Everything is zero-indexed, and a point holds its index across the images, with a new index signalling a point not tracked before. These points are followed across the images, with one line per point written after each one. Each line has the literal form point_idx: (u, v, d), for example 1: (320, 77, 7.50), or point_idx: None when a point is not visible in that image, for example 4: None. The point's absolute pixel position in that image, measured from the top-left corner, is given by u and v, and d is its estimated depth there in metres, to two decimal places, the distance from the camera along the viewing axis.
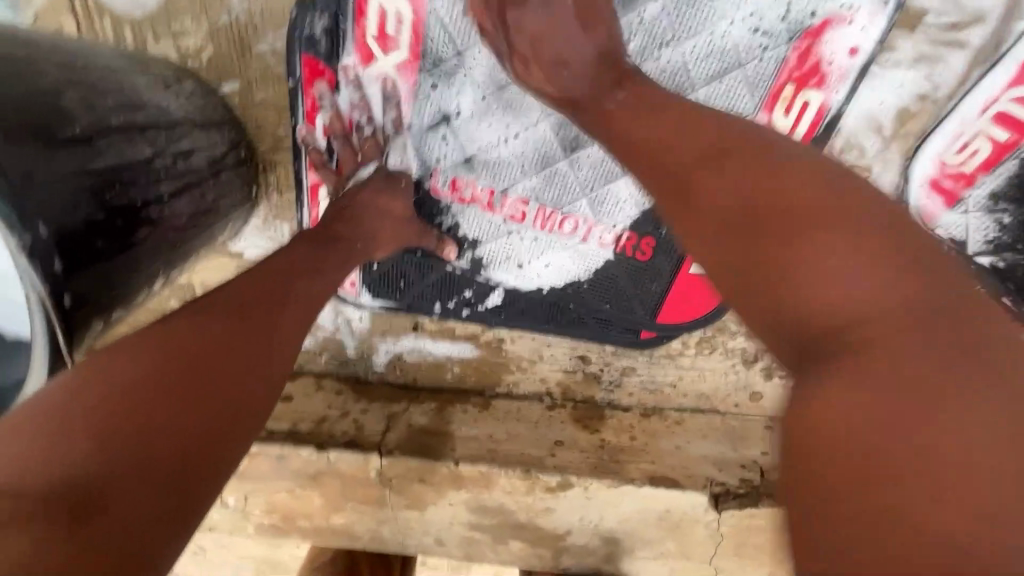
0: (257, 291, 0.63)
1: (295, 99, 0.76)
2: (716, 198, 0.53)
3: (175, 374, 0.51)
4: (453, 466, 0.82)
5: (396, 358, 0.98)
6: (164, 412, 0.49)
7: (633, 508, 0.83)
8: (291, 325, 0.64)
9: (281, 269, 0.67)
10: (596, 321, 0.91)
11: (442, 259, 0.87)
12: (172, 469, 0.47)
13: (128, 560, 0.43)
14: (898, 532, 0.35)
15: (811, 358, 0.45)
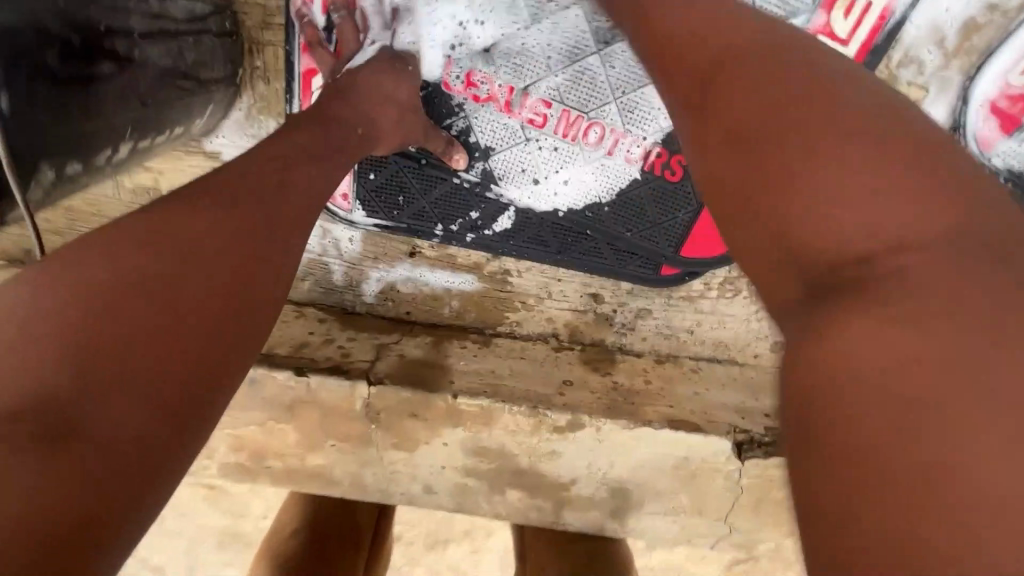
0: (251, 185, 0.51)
1: None
2: (722, 104, 0.42)
3: (151, 287, 0.40)
4: (451, 399, 0.73)
5: (388, 288, 0.88)
6: (136, 335, 0.38)
7: (648, 455, 0.75)
8: (297, 223, 0.53)
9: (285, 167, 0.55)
10: (613, 252, 0.83)
11: (449, 169, 0.79)
12: (151, 406, 0.37)
13: (84, 524, 0.33)
14: (897, 509, 0.27)
15: (819, 303, 0.35)
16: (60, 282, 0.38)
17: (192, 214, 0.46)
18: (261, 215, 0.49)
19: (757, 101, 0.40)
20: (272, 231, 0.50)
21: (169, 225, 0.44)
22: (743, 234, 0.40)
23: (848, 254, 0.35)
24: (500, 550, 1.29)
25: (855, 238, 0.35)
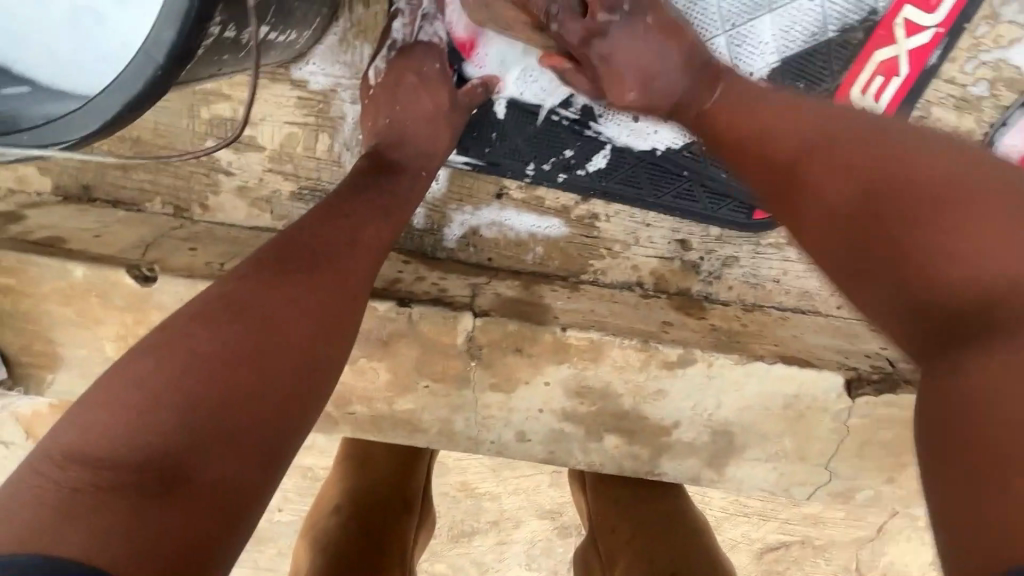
0: (311, 239, 0.55)
1: None
2: (816, 185, 0.50)
3: (237, 351, 0.44)
4: (560, 332, 0.70)
5: (471, 232, 0.85)
6: (240, 379, 0.43)
7: (759, 392, 0.73)
8: (374, 230, 0.59)
9: (340, 212, 0.59)
10: (708, 194, 0.82)
11: (547, 104, 0.77)
12: (250, 444, 0.42)
13: (189, 552, 0.37)
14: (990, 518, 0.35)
15: (943, 346, 0.42)
16: (166, 361, 0.43)
17: (259, 290, 0.49)
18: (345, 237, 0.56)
19: (875, 168, 0.48)
20: (335, 284, 0.53)
21: (241, 302, 0.48)
22: (872, 308, 0.46)
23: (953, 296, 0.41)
24: (524, 543, 1.23)
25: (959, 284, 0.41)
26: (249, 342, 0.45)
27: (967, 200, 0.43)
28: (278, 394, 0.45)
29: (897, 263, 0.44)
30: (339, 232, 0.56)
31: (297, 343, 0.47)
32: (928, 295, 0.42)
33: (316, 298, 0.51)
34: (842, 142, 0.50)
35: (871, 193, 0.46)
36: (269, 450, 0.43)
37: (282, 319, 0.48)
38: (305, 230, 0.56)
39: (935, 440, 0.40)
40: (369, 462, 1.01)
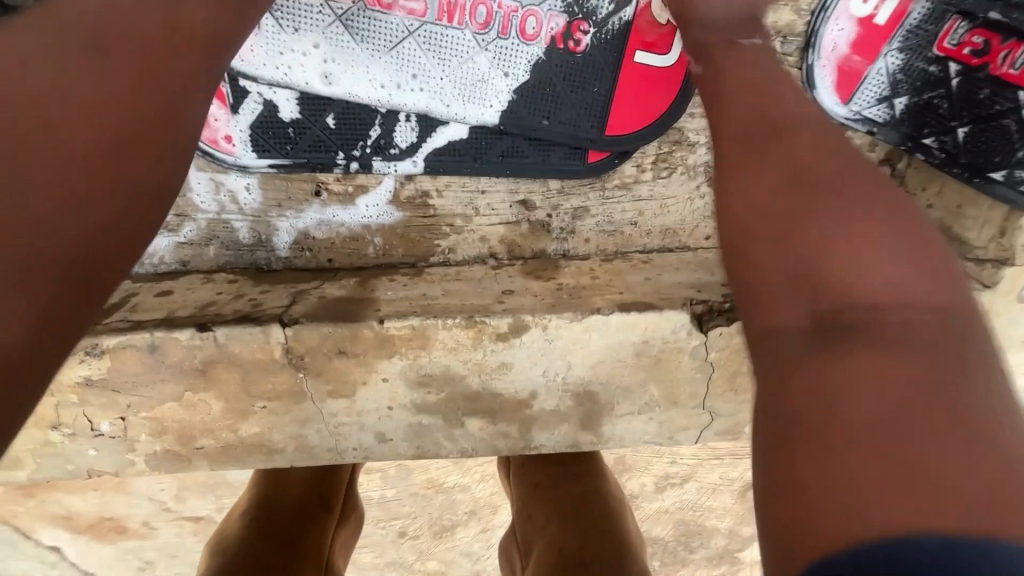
0: (129, 41, 0.42)
1: None
2: (775, 190, 0.41)
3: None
4: (378, 325, 0.66)
5: (302, 236, 0.80)
6: (5, 230, 0.33)
7: (606, 345, 0.69)
8: (95, 72, 0.39)
9: (153, 9, 0.44)
10: (533, 148, 0.77)
11: (333, 88, 0.71)
12: (47, 299, 0.34)
13: None
14: (798, 460, 0.31)
15: (834, 344, 0.34)
16: None
17: (34, 81, 0.37)
18: (67, 88, 0.38)
19: (810, 150, 0.43)
20: (142, 92, 0.41)
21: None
22: (788, 312, 0.37)
23: (866, 291, 0.35)
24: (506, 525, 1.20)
25: (878, 282, 0.35)
26: (13, 195, 0.34)
27: (859, 187, 0.40)
28: (66, 243, 0.35)
29: (800, 235, 0.38)
30: (129, 36, 0.42)
31: (95, 171, 0.37)
32: (825, 285, 0.36)
33: (117, 111, 0.39)
34: (763, 137, 0.46)
35: (801, 180, 0.41)
36: (56, 317, 0.34)
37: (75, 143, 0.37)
38: (83, 36, 0.40)
39: (783, 445, 0.33)
40: (285, 480, 0.95)
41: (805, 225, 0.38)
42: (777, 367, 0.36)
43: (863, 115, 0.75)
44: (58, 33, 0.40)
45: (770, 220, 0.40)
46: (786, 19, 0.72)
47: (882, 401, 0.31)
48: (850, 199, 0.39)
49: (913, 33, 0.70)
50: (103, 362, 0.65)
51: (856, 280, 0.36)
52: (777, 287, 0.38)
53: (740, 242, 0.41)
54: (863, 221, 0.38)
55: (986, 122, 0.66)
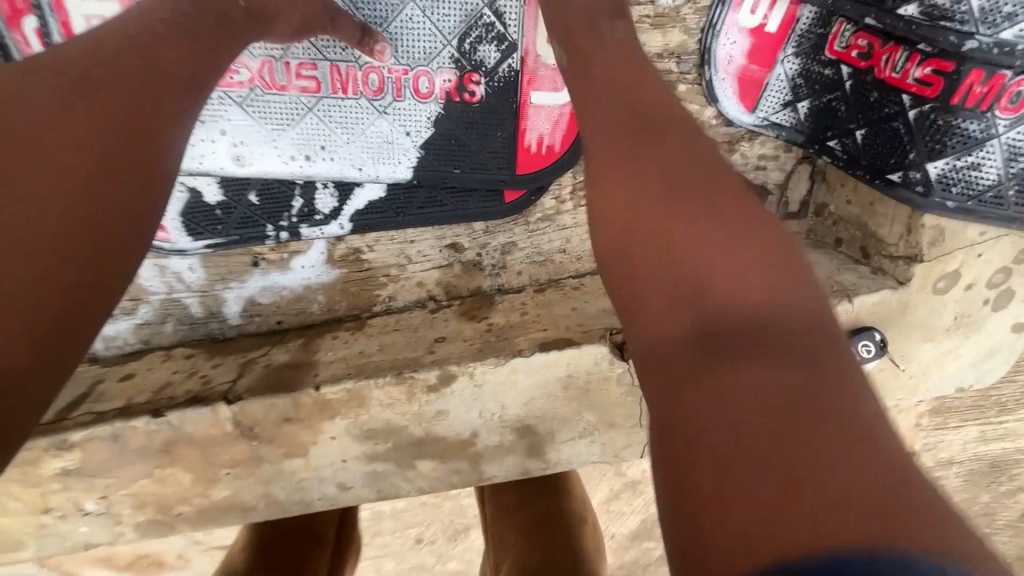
0: (93, 81, 0.42)
1: None
2: (651, 257, 0.40)
3: (7, 215, 0.35)
4: (315, 392, 0.71)
5: (249, 304, 0.84)
6: (25, 247, 0.35)
7: (534, 383, 0.72)
8: (111, 116, 0.42)
9: (145, 39, 0.46)
10: (450, 196, 0.79)
11: (250, 169, 0.75)
12: (32, 327, 0.35)
13: None
14: (778, 486, 0.27)
15: (716, 361, 0.33)
16: None
17: (32, 104, 0.39)
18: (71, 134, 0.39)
19: (635, 104, 0.48)
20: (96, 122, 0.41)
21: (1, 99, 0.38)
22: (672, 328, 0.36)
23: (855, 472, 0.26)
24: None
25: (755, 286, 0.36)
26: (1, 227, 0.35)
27: (671, 194, 0.41)
28: (61, 266, 0.36)
29: (686, 278, 0.37)
30: (122, 64, 0.44)
31: (82, 199, 0.38)
32: (717, 303, 0.35)
33: (97, 132, 0.40)
34: (636, 124, 0.46)
35: (659, 186, 0.41)
36: (50, 347, 0.35)
37: (65, 182, 0.38)
38: (75, 67, 0.42)
39: (668, 411, 0.33)
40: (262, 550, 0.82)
41: (673, 249, 0.38)
42: (698, 359, 0.34)
43: (771, 120, 0.75)
44: (17, 83, 0.40)
45: (640, 237, 0.41)
46: (676, 39, 0.73)
47: (771, 378, 0.31)
48: (705, 222, 0.39)
49: (806, 38, 0.69)
50: (74, 453, 0.71)
51: (712, 292, 0.36)
52: (656, 278, 0.38)
53: (638, 299, 0.39)
54: (735, 250, 0.37)
55: (881, 122, 0.66)
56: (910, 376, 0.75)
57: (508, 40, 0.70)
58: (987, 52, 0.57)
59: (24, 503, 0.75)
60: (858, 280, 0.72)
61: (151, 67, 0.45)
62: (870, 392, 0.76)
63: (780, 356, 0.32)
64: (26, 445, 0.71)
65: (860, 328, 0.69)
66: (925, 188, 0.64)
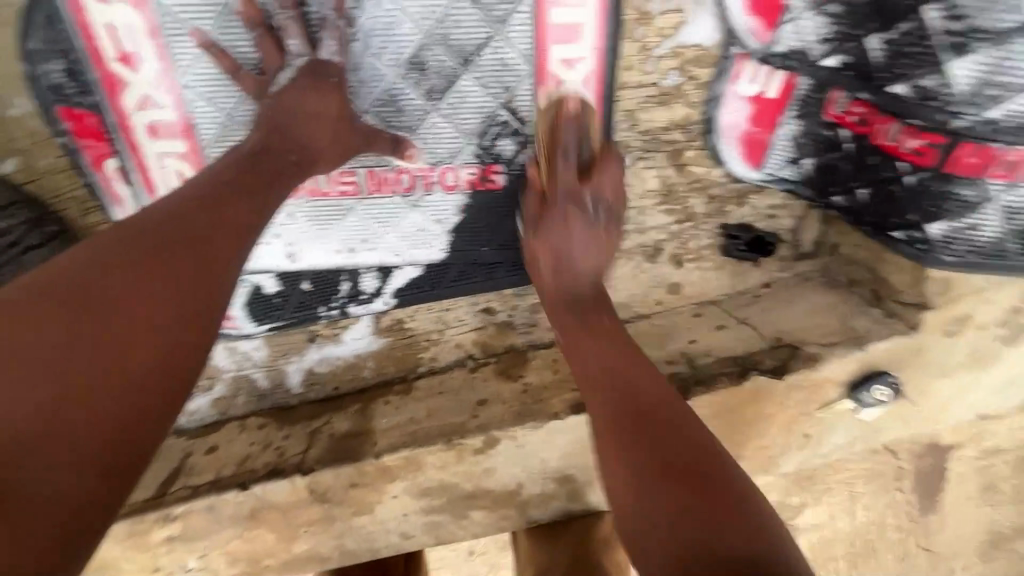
0: (202, 213, 0.56)
1: (46, 104, 0.69)
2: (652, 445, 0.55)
3: (97, 363, 0.46)
4: (376, 460, 0.80)
5: (309, 374, 0.93)
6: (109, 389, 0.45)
7: (570, 440, 0.79)
8: (207, 236, 0.55)
9: (213, 208, 0.56)
10: (480, 268, 0.86)
11: (303, 262, 0.84)
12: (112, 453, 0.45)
13: None
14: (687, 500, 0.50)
15: (683, 511, 0.50)
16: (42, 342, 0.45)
17: (166, 233, 0.53)
18: (189, 251, 0.53)
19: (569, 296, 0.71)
20: (166, 283, 0.51)
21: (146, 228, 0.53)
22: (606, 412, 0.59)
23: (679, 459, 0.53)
24: None
25: (683, 459, 0.53)
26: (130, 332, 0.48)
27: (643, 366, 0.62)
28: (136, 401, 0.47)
29: (654, 463, 0.53)
30: (192, 232, 0.54)
31: (154, 349, 0.49)
32: (664, 454, 0.54)
33: (189, 268, 0.53)
34: (631, 364, 0.63)
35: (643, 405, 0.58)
36: (116, 466, 0.44)
37: (141, 338, 0.48)
38: (159, 235, 0.53)
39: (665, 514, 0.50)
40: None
41: (657, 429, 0.56)
42: (619, 462, 0.56)
43: (778, 177, 0.78)
44: (108, 256, 0.50)
45: (605, 403, 0.60)
46: (681, 112, 0.77)
47: (684, 453, 0.54)
48: (639, 391, 0.59)
49: (804, 104, 0.72)
50: (176, 523, 0.82)
51: (677, 450, 0.54)
52: (631, 475, 0.54)
53: (611, 435, 0.57)
54: (623, 375, 0.61)
55: (881, 183, 0.70)
56: (928, 407, 0.79)
57: (524, 132, 0.77)
58: (975, 130, 0.62)
59: (137, 564, 0.86)
60: (871, 325, 0.75)
61: (213, 228, 0.55)
62: (892, 426, 0.80)
63: (700, 488, 0.51)
64: (137, 519, 0.81)
65: (874, 372, 0.74)
66: (926, 245, 0.69)
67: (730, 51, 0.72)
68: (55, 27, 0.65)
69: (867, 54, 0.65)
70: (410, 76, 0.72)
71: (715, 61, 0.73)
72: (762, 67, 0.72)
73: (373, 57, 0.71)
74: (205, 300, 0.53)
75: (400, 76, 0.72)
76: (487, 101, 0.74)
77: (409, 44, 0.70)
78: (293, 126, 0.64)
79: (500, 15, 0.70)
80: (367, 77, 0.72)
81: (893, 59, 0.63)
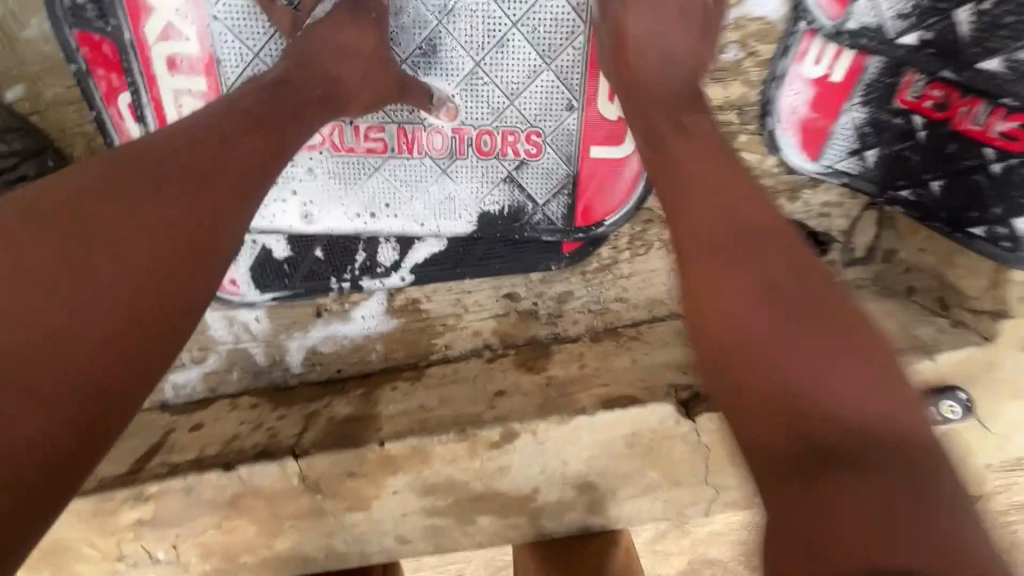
0: (220, 143, 0.50)
1: (61, 26, 0.64)
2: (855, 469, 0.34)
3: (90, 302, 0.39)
4: (379, 447, 0.71)
5: (310, 353, 0.86)
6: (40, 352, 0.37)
7: (597, 441, 0.71)
8: (229, 174, 0.49)
9: (223, 142, 0.50)
10: (507, 247, 0.80)
11: (319, 225, 0.78)
12: (80, 410, 0.37)
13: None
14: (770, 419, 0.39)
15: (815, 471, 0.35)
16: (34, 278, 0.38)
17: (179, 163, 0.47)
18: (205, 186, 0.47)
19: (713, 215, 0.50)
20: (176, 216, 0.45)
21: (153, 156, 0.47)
22: (772, 438, 0.38)
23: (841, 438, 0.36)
24: None
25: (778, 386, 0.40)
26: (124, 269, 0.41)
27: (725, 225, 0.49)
28: (107, 361, 0.39)
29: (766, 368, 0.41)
30: (185, 172, 0.47)
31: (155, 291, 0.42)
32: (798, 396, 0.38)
33: (203, 205, 0.47)
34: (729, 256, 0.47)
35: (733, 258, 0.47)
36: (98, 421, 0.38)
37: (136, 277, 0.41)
38: (163, 166, 0.46)
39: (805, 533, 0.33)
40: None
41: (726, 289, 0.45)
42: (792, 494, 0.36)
43: (837, 169, 0.73)
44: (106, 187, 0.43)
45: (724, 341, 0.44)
46: (738, 91, 0.72)
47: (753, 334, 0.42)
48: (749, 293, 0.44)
49: (873, 88, 0.67)
50: (148, 504, 0.73)
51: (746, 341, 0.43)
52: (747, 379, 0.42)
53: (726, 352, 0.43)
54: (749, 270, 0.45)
55: (959, 174, 0.64)
56: None
57: (571, 98, 0.72)
58: None
59: (99, 550, 0.77)
60: (937, 334, 0.68)
61: (234, 165, 0.50)
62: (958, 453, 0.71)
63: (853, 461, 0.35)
64: (105, 497, 0.73)
65: (944, 387, 0.66)
66: (1013, 241, 0.63)
67: (797, 26, 0.68)
68: None
69: (954, 27, 0.59)
70: (455, 27, 0.68)
71: (779, 35, 0.69)
72: (829, 45, 0.67)
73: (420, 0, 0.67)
74: (217, 242, 0.47)
75: (445, 24, 0.68)
76: (533, 61, 0.70)
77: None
78: (324, 60, 0.60)
79: None
80: (410, 24, 0.68)
81: (985, 33, 0.57)
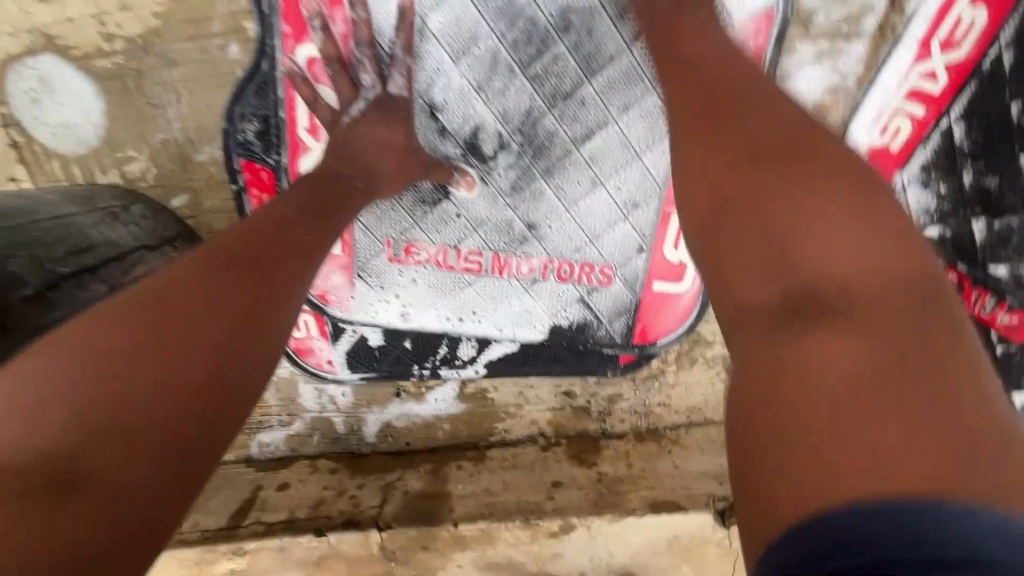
0: (277, 233, 0.64)
1: (230, 155, 0.77)
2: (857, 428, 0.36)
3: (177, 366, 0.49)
4: (453, 527, 0.82)
5: (385, 426, 0.97)
6: (158, 405, 0.47)
7: (643, 539, 0.82)
8: (285, 255, 0.62)
9: (276, 228, 0.64)
10: (571, 354, 0.92)
11: (413, 323, 0.90)
12: (178, 444, 0.47)
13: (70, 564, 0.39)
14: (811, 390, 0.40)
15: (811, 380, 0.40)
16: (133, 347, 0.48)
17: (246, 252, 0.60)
18: (264, 265, 0.60)
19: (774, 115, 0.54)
20: (241, 292, 0.57)
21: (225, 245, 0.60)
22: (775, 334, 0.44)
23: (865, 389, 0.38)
24: None
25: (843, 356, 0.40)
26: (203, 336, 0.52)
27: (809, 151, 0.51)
28: (194, 413, 0.49)
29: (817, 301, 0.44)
30: (254, 258, 0.60)
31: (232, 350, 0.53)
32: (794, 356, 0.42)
33: (260, 281, 0.59)
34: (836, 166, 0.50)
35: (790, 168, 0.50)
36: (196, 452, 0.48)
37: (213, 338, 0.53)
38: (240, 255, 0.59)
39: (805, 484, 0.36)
40: None
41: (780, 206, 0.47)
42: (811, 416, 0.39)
43: None
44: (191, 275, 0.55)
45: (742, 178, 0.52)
46: None
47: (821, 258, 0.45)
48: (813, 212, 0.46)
49: None
50: (244, 557, 0.83)
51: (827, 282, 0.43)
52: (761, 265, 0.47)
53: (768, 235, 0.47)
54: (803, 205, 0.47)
55: None
56: None
57: (641, 244, 0.84)
58: None
59: None
60: None
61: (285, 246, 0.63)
62: None
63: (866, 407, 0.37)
64: (208, 548, 0.83)
65: None
66: None
67: None
68: (263, 97, 0.75)
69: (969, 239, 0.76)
70: (548, 177, 0.80)
71: None
72: None
73: (520, 159, 0.79)
74: (275, 307, 0.59)
75: (541, 175, 0.80)
76: (614, 213, 0.82)
77: (556, 151, 0.78)
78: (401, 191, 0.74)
79: (643, 145, 0.78)
80: (510, 173, 0.80)
81: (994, 247, 0.75)
